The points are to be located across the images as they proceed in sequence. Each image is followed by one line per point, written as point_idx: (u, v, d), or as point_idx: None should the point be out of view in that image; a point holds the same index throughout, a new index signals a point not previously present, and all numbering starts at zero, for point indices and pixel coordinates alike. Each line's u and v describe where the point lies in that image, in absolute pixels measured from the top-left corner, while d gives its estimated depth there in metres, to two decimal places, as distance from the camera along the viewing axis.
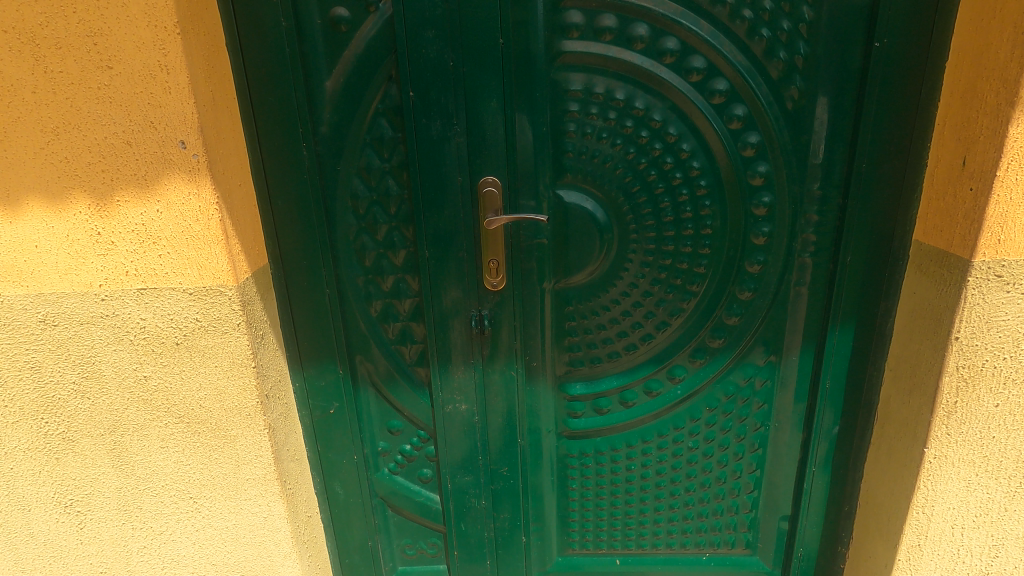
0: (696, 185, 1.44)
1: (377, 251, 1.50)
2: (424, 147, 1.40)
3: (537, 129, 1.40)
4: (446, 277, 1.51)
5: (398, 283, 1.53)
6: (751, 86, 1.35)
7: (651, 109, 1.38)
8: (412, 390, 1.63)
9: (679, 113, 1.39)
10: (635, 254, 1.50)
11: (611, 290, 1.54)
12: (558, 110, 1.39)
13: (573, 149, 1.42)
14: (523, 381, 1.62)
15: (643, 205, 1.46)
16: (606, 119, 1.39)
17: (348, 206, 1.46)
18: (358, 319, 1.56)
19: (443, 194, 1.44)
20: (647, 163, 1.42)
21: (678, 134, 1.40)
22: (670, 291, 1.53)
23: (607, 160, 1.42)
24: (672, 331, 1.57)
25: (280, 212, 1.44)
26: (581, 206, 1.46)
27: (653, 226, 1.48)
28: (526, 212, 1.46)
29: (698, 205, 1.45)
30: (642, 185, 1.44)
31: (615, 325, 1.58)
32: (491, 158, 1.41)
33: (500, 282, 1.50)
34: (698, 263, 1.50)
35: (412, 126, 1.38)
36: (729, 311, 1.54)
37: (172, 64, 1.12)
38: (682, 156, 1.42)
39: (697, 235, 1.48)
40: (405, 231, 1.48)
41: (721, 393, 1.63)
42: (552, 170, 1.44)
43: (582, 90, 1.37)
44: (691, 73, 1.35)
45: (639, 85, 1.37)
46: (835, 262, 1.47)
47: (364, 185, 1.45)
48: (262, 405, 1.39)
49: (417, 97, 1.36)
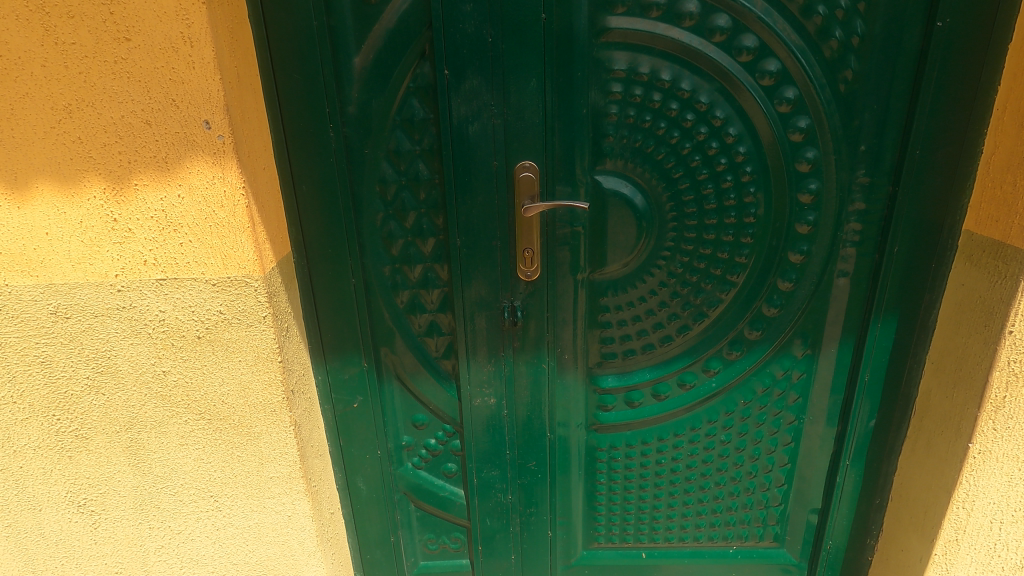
0: (740, 172, 1.38)
1: (405, 239, 1.43)
2: (458, 130, 1.32)
3: (577, 111, 1.32)
4: (476, 268, 1.45)
5: (426, 273, 1.47)
6: (804, 67, 1.29)
7: (697, 91, 1.32)
8: (438, 382, 1.58)
9: (726, 95, 1.32)
10: (674, 243, 1.44)
11: (648, 281, 1.48)
12: (600, 92, 1.32)
13: (613, 133, 1.35)
14: (554, 374, 1.57)
15: (684, 192, 1.40)
16: (649, 102, 1.33)
17: (376, 192, 1.38)
18: (384, 310, 1.50)
19: (477, 180, 1.37)
20: (691, 148, 1.36)
21: (724, 117, 1.33)
22: (709, 281, 1.48)
23: (650, 145, 1.36)
24: (708, 323, 1.52)
25: (304, 197, 1.36)
26: (619, 193, 1.40)
27: (693, 214, 1.42)
28: (563, 199, 1.40)
29: (741, 192, 1.39)
30: (685, 171, 1.38)
31: (650, 317, 1.52)
32: (527, 142, 1.34)
33: (534, 273, 1.44)
34: (739, 253, 1.45)
35: (446, 107, 1.31)
36: (768, 302, 1.49)
37: (196, 37, 1.03)
38: (728, 142, 1.35)
39: (739, 223, 1.42)
40: (435, 217, 1.42)
41: (757, 386, 1.59)
42: (591, 155, 1.37)
43: (626, 72, 1.30)
44: (742, 53, 1.28)
45: (685, 65, 1.30)
46: (881, 252, 1.42)
47: (393, 169, 1.37)
48: (287, 401, 1.33)
49: (451, 75, 1.28)
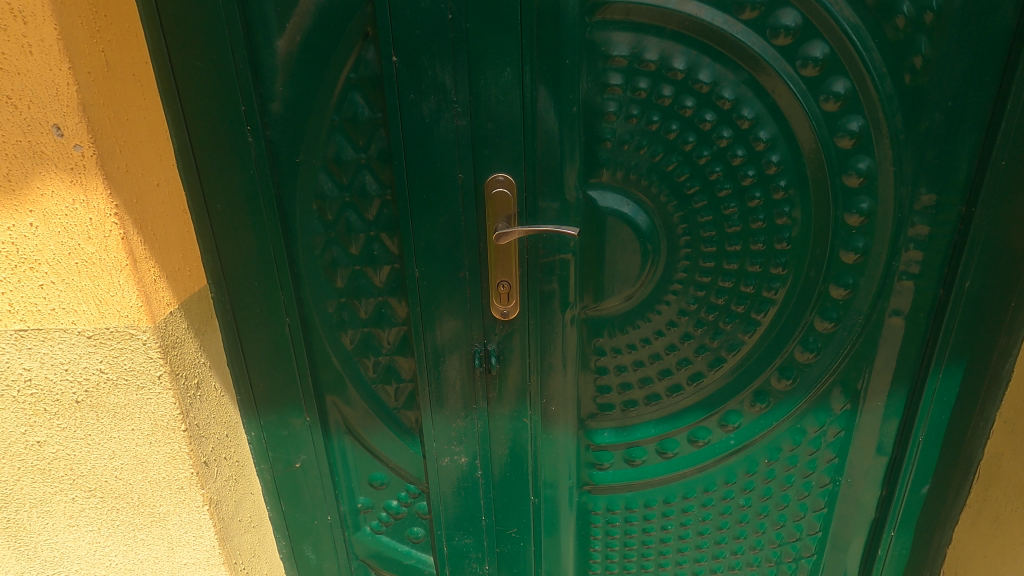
0: (772, 188, 1.09)
1: (351, 268, 1.15)
2: (413, 133, 1.04)
3: (564, 110, 1.04)
4: (441, 304, 1.17)
5: (380, 308, 1.19)
6: (860, 52, 0.99)
7: (719, 84, 1.02)
8: (398, 437, 1.30)
9: (757, 89, 1.03)
10: (687, 273, 1.16)
11: (654, 319, 1.20)
12: (594, 86, 1.03)
13: (612, 137, 1.06)
14: (538, 429, 1.29)
15: (700, 211, 1.11)
16: (656, 98, 1.03)
17: (313, 210, 1.10)
18: (329, 353, 1.22)
19: (438, 197, 1.08)
20: (710, 157, 1.07)
21: (753, 117, 1.04)
22: (729, 321, 1.19)
23: (658, 152, 1.07)
24: (728, 370, 1.24)
25: (220, 217, 1.08)
26: (618, 213, 1.11)
27: (710, 238, 1.13)
28: (547, 220, 1.11)
29: (771, 212, 1.11)
30: (701, 186, 1.09)
31: (656, 362, 1.24)
32: (502, 149, 1.06)
33: (513, 311, 1.17)
34: (767, 286, 1.16)
35: (396, 104, 1.02)
36: (802, 346, 1.21)
37: (29, 10, 0.74)
38: (756, 149, 1.06)
39: (768, 250, 1.14)
40: (388, 242, 1.13)
41: (785, 443, 1.31)
42: (584, 164, 1.09)
43: (628, 59, 1.01)
44: (779, 35, 0.98)
45: (704, 50, 1.00)
46: (947, 286, 1.14)
47: (333, 183, 1.09)
48: (198, 476, 1.06)
49: (401, 62, 0.99)
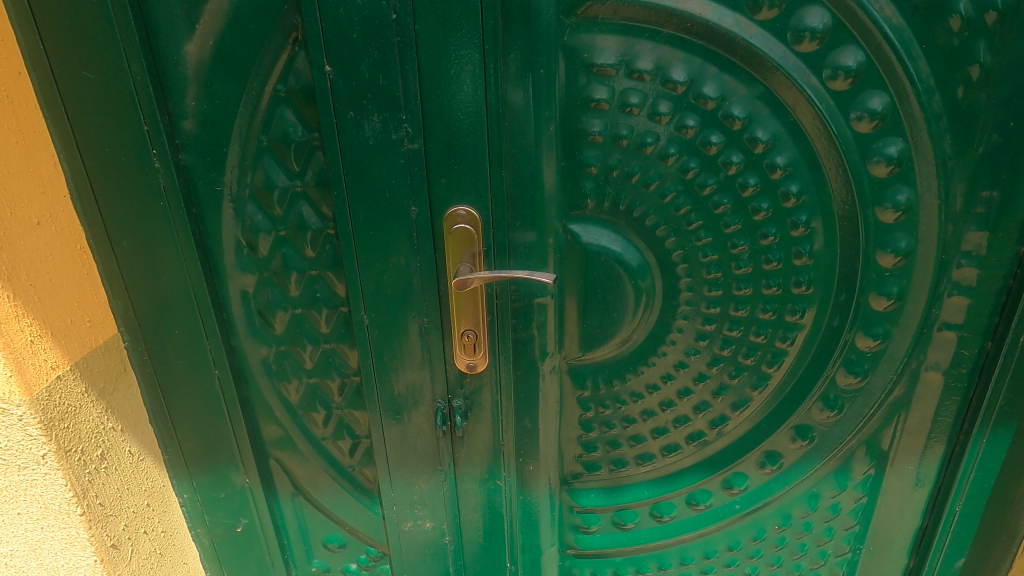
0: (789, 223, 0.90)
1: (291, 312, 0.98)
2: (354, 157, 0.86)
3: (538, 129, 0.85)
4: (397, 353, 1.00)
5: (327, 357, 1.02)
6: (902, 61, 0.80)
7: (727, 98, 0.84)
8: (354, 498, 1.14)
9: (773, 106, 0.84)
10: (686, 320, 0.98)
11: (647, 371, 1.03)
12: (574, 101, 0.85)
13: (597, 162, 0.88)
14: (514, 491, 1.12)
15: (702, 249, 0.93)
16: (650, 115, 0.85)
17: (242, 246, 0.93)
18: (270, 406, 1.05)
19: (388, 232, 0.90)
20: (715, 186, 0.88)
21: (768, 139, 0.85)
22: (736, 375, 1.02)
23: (652, 181, 0.89)
24: (733, 429, 1.07)
25: (128, 256, 0.90)
26: (607, 252, 0.94)
27: (715, 281, 0.95)
28: (520, 259, 0.94)
29: (788, 251, 0.92)
30: (704, 220, 0.91)
31: (650, 419, 1.07)
32: (464, 176, 0.88)
33: (480, 363, 0.99)
34: (782, 336, 0.98)
35: (333, 123, 0.84)
36: (820, 404, 1.04)
37: None
38: (772, 178, 0.88)
39: (784, 295, 0.95)
40: (333, 282, 0.96)
41: (798, 508, 1.14)
42: (563, 193, 0.91)
43: (615, 68, 0.83)
44: (802, 39, 0.79)
45: (708, 58, 0.82)
46: (997, 338, 0.96)
47: (264, 214, 0.91)
48: (104, 563, 0.90)
49: (336, 72, 0.81)
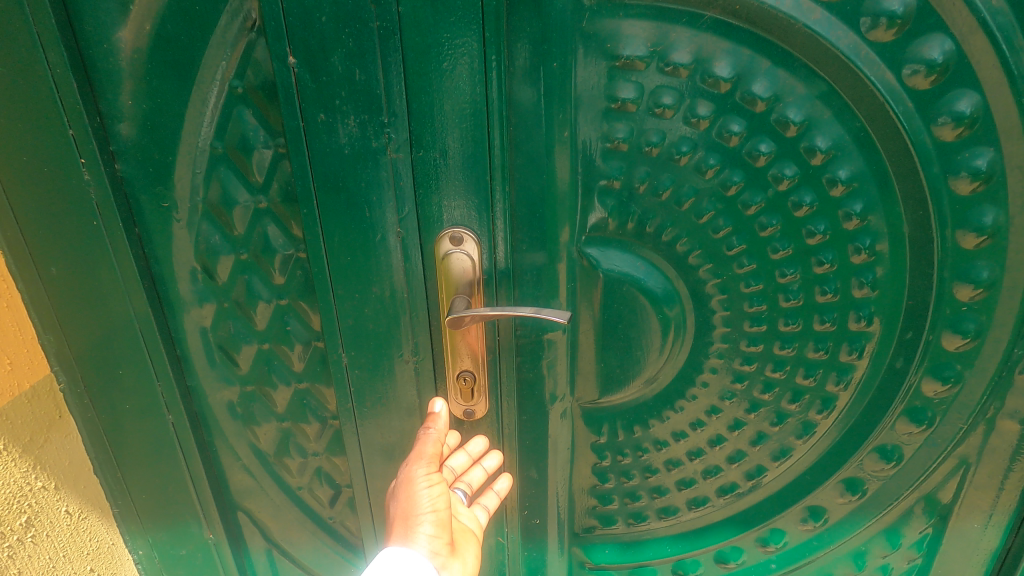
0: (850, 249, 0.75)
1: (257, 347, 0.84)
2: (326, 169, 0.71)
3: (550, 136, 0.70)
4: (381, 396, 0.85)
5: (301, 398, 0.88)
6: (1001, 51, 0.64)
7: (781, 99, 0.69)
8: (336, 553, 1.00)
9: (838, 108, 0.69)
10: (721, 360, 0.84)
11: (673, 417, 0.89)
12: (593, 101, 0.70)
13: (620, 175, 0.74)
14: (518, 546, 0.98)
15: (744, 279, 0.78)
16: (686, 119, 0.70)
17: (197, 272, 0.78)
18: (237, 453, 0.91)
19: (368, 257, 0.75)
20: (762, 205, 0.74)
21: (829, 149, 0.70)
22: (777, 424, 0.88)
23: (686, 198, 0.75)
24: (771, 483, 0.93)
25: (59, 284, 0.76)
26: (627, 278, 0.79)
27: (757, 315, 0.81)
28: (526, 289, 0.79)
29: (846, 282, 0.77)
30: (747, 244, 0.77)
31: (675, 470, 0.94)
32: (461, 192, 0.74)
33: (480, 410, 0.86)
34: (833, 379, 0.84)
35: (299, 126, 0.69)
36: (875, 455, 0.89)
37: None
38: (831, 195, 0.73)
39: (838, 332, 0.81)
40: (306, 313, 0.82)
41: (843, 568, 1.00)
42: (578, 212, 0.76)
43: (645, 62, 0.68)
44: (877, 25, 0.64)
45: (760, 49, 0.66)
46: None
47: (220, 235, 0.76)
48: None
49: (301, 65, 0.66)
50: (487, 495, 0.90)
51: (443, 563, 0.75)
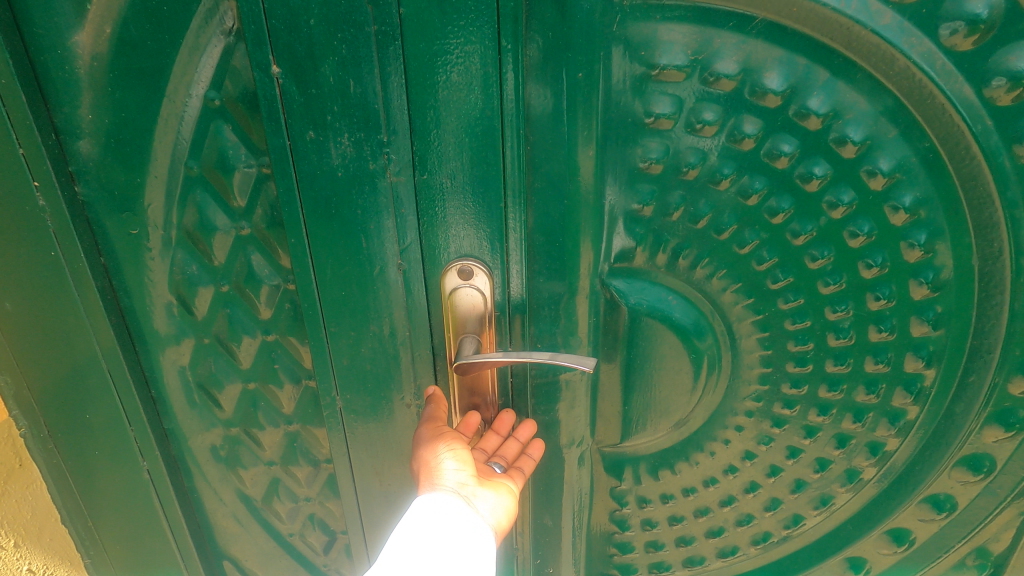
0: (911, 284, 0.66)
1: (242, 387, 0.75)
2: (316, 193, 0.62)
3: (572, 156, 0.61)
4: (379, 441, 0.77)
5: (291, 441, 0.79)
6: None
7: (840, 115, 0.59)
8: None
9: (905, 126, 0.60)
10: (759, 402, 0.76)
11: (702, 461, 0.81)
12: (623, 117, 0.61)
13: (651, 200, 0.65)
14: None
15: (788, 316, 0.70)
16: (729, 137, 0.61)
17: (172, 306, 0.70)
18: (221, 500, 0.83)
19: (364, 292, 0.67)
20: (814, 234, 0.65)
21: (893, 172, 0.61)
22: (818, 472, 0.80)
23: (726, 226, 0.66)
24: (808, 532, 0.86)
25: (16, 318, 0.67)
26: (655, 312, 0.69)
27: (801, 355, 0.72)
28: (542, 326, 0.70)
29: (904, 321, 0.69)
30: (794, 278, 0.68)
31: (704, 518, 0.86)
32: (469, 219, 0.65)
33: (539, 452, 0.74)
34: (884, 425, 0.75)
35: (285, 145, 0.60)
36: (926, 504, 0.81)
37: None
38: (893, 224, 0.64)
39: (892, 374, 0.72)
40: (296, 350, 0.73)
41: None
42: (602, 240, 0.67)
43: (685, 72, 0.59)
44: (956, 31, 0.54)
45: (819, 57, 0.57)
46: None
47: (198, 265, 0.68)
48: None
49: (287, 75, 0.57)
50: (523, 462, 0.72)
51: (474, 491, 0.64)
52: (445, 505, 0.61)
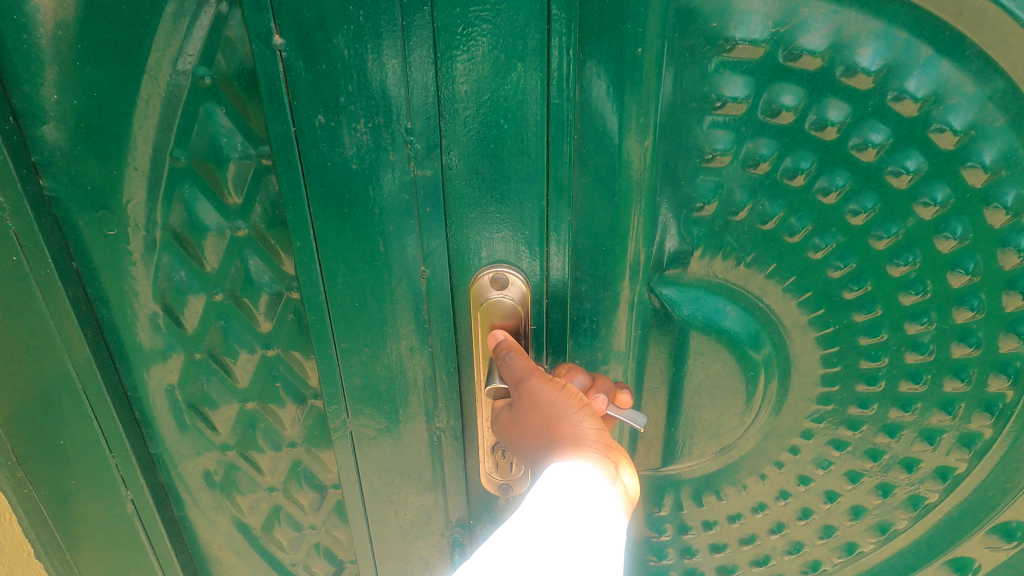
0: (1005, 295, 0.58)
1: (241, 408, 0.67)
2: (327, 188, 0.53)
3: (623, 146, 0.53)
4: (396, 469, 0.68)
5: (295, 466, 0.71)
6: None
7: (943, 100, 0.51)
8: None
9: (1016, 113, 0.51)
10: (819, 424, 0.67)
11: (751, 487, 0.73)
12: (687, 101, 0.53)
13: (714, 197, 0.57)
14: None
15: (862, 330, 0.62)
16: (811, 126, 0.53)
17: (158, 318, 0.61)
18: (216, 529, 0.74)
19: (382, 304, 0.58)
20: (901, 237, 0.57)
21: (997, 167, 0.53)
22: (880, 498, 0.72)
23: (799, 228, 0.58)
24: (862, 561, 0.78)
25: None
26: (712, 327, 0.61)
27: (871, 373, 0.64)
28: (582, 341, 0.63)
29: (993, 336, 0.60)
30: (871, 287, 0.60)
31: (750, 545, 0.78)
32: (508, 217, 0.56)
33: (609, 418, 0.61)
34: (958, 449, 0.67)
35: (289, 132, 0.50)
36: (996, 534, 0.73)
37: None
38: (990, 225, 0.55)
39: (972, 394, 0.64)
40: (302, 368, 0.64)
41: None
42: (653, 243, 0.59)
43: (765, 48, 0.50)
44: None
45: (921, 32, 0.49)
46: None
47: (189, 272, 0.59)
48: None
49: (292, 47, 0.47)
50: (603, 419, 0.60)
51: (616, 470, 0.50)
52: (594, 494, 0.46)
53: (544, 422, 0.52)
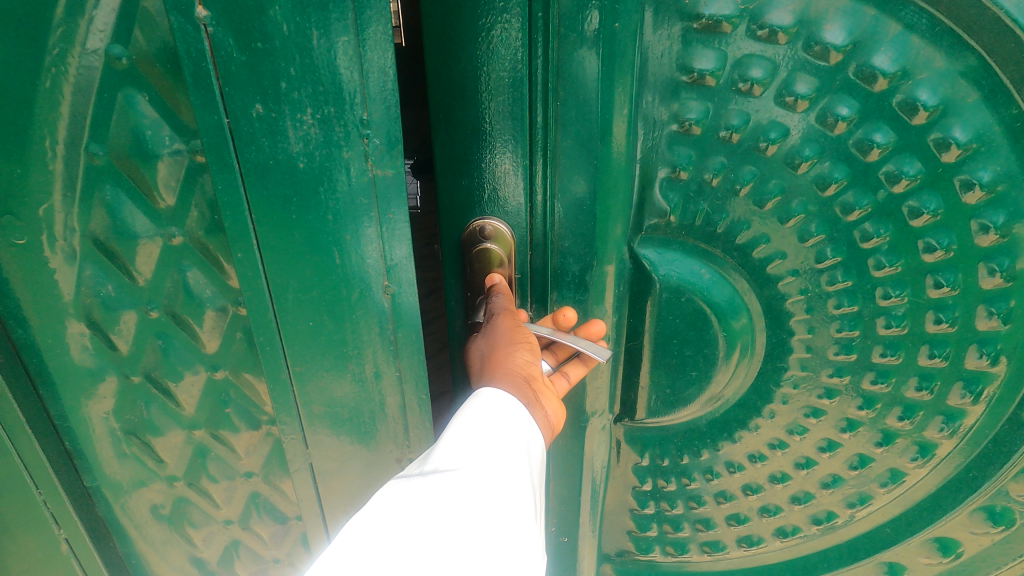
0: (982, 270, 0.51)
1: (188, 436, 0.59)
2: (272, 192, 0.44)
3: (607, 117, 0.49)
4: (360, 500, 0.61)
5: (252, 492, 0.64)
6: None
7: (912, 75, 0.46)
8: None
9: (992, 88, 0.45)
10: (795, 390, 0.60)
11: (710, 452, 0.66)
12: (658, 71, 0.50)
13: (687, 165, 0.53)
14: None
15: (833, 297, 0.55)
16: (778, 98, 0.49)
17: (86, 340, 0.53)
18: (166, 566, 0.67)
19: (340, 325, 0.51)
20: (868, 211, 0.51)
21: (971, 144, 0.47)
22: (856, 469, 0.64)
23: (769, 197, 0.53)
24: (840, 528, 0.69)
25: None
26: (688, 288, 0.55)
27: (845, 342, 0.57)
28: (566, 293, 0.56)
29: (967, 310, 0.53)
30: (843, 258, 0.54)
31: (724, 503, 0.70)
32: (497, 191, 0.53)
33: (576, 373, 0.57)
34: (936, 424, 0.59)
35: (222, 124, 0.41)
36: (978, 514, 0.63)
37: None
38: (964, 202, 0.49)
39: (948, 370, 0.56)
40: (253, 389, 0.57)
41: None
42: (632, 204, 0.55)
43: (734, 23, 0.47)
44: None
45: (891, 5, 0.45)
46: None
47: (118, 284, 0.51)
48: None
49: (221, 21, 0.39)
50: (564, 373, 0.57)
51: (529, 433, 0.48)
52: (511, 421, 0.48)
53: (486, 358, 0.51)
